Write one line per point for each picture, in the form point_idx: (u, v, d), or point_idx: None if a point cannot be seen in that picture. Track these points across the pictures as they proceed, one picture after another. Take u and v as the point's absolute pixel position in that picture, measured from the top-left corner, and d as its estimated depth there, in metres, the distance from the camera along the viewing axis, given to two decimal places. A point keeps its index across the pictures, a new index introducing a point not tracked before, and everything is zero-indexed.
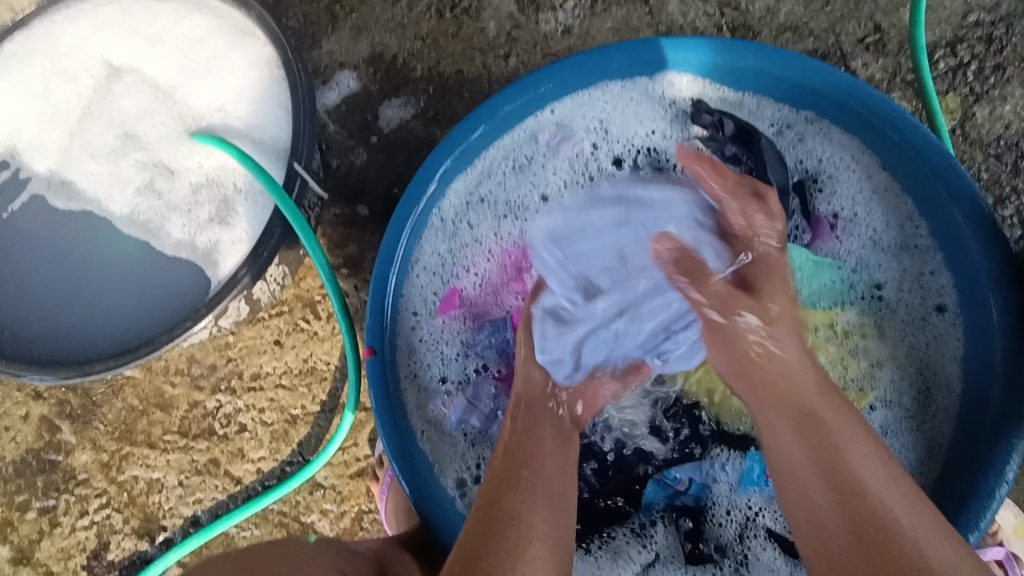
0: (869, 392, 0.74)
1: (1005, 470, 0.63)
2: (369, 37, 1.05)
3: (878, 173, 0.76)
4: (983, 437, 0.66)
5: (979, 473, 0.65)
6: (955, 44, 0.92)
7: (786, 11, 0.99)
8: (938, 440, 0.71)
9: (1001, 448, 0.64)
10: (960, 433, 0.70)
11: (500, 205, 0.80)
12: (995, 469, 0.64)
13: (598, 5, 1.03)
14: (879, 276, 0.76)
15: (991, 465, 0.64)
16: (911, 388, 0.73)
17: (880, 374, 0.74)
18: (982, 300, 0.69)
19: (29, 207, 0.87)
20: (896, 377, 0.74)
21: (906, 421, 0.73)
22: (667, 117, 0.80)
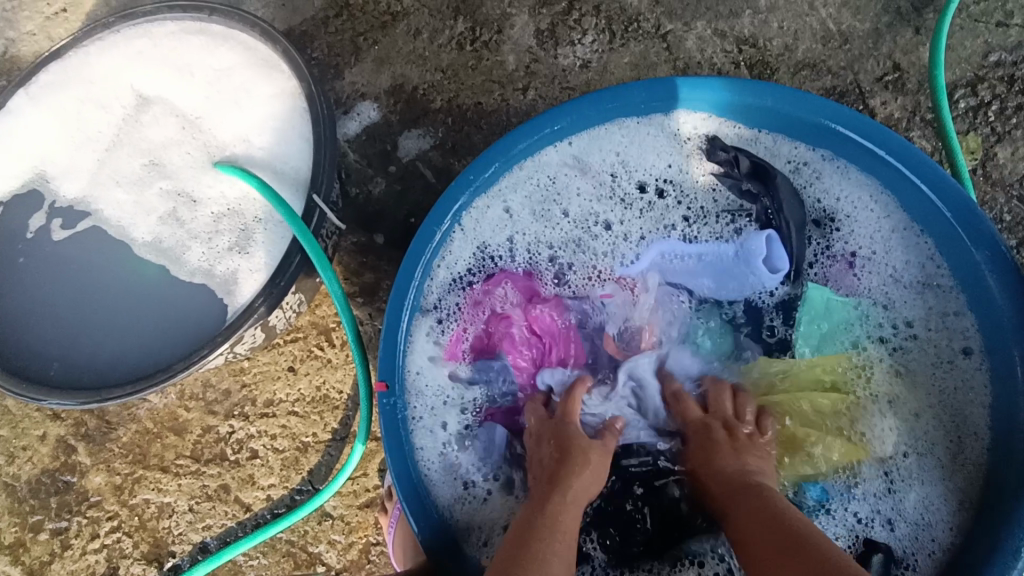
0: (898, 441, 0.71)
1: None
2: (391, 69, 1.08)
3: (897, 212, 0.75)
4: (1010, 489, 0.64)
5: (1005, 528, 0.62)
6: (975, 84, 0.91)
7: (804, 48, 0.99)
8: (961, 491, 0.69)
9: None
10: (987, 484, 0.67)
11: (515, 238, 0.80)
12: (1020, 524, 0.61)
13: (616, 40, 1.04)
14: (906, 313, 0.74)
15: (1017, 521, 0.61)
16: (945, 437, 0.71)
17: (916, 423, 0.71)
18: (1005, 346, 0.67)
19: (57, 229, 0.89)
20: (931, 428, 0.71)
21: (937, 471, 0.70)
22: (683, 152, 0.80)
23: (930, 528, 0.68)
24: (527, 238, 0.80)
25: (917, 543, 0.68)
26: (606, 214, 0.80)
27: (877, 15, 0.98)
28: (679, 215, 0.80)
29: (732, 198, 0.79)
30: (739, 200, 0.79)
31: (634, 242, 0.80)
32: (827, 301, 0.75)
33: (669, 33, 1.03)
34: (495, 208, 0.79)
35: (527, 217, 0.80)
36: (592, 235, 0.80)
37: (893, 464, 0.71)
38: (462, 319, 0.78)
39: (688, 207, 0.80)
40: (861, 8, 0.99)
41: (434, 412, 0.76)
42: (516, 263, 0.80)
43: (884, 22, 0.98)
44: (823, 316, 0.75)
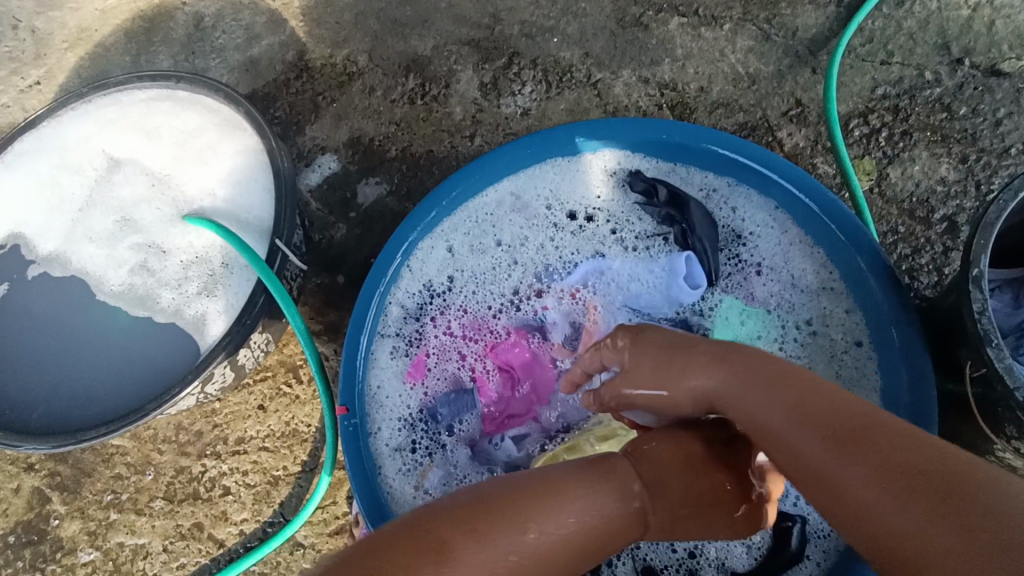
0: None
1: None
2: (348, 124, 1.21)
3: (793, 228, 0.81)
4: None
5: None
6: (866, 114, 1.04)
7: (718, 89, 1.11)
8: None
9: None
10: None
11: (458, 270, 0.84)
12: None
13: (551, 91, 1.17)
14: (804, 314, 0.80)
15: None
16: None
17: None
18: (884, 327, 0.74)
19: (34, 286, 0.95)
20: None
21: None
22: (609, 183, 0.86)
23: None
24: (472, 269, 0.85)
25: None
26: (543, 245, 0.85)
27: (778, 59, 1.11)
28: (613, 237, 0.85)
29: (653, 225, 0.85)
30: (659, 226, 0.85)
31: (568, 261, 0.84)
32: (741, 311, 0.80)
33: (599, 82, 1.15)
34: (439, 246, 0.85)
35: (472, 251, 0.85)
36: (532, 262, 0.85)
37: None
38: (417, 347, 0.82)
39: (618, 228, 0.85)
40: (764, 54, 1.12)
41: (394, 435, 0.78)
42: (461, 294, 0.84)
43: (785, 64, 1.10)
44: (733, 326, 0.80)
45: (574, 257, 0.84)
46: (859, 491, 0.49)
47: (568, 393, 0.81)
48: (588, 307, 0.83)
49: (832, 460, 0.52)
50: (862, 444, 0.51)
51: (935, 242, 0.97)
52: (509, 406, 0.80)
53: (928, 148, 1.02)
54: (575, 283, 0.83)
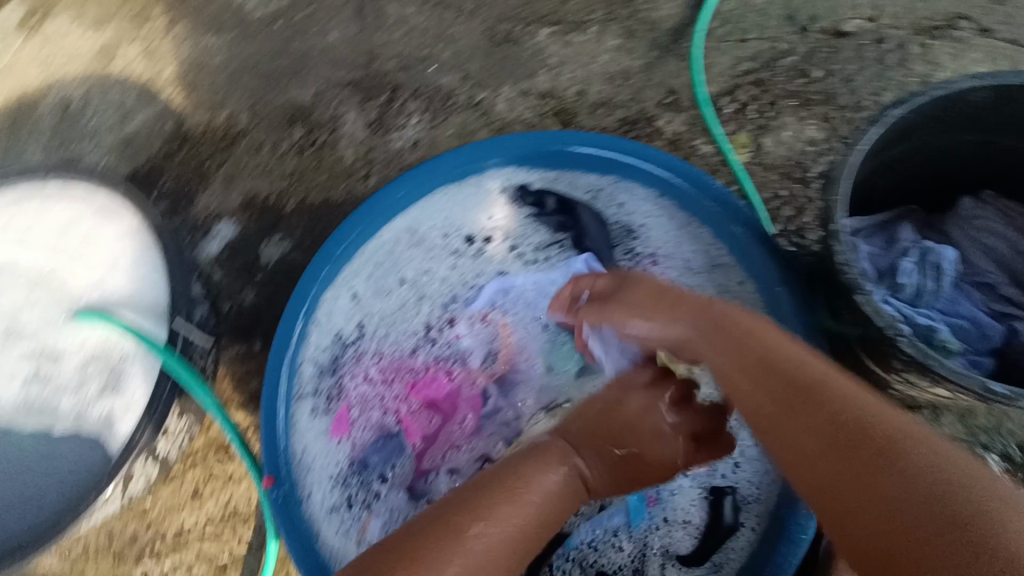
0: None
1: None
2: (241, 185, 1.18)
3: (677, 213, 0.84)
4: None
5: None
6: (733, 92, 1.10)
7: (595, 90, 1.15)
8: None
9: None
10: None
11: (366, 317, 0.84)
12: None
13: (437, 118, 1.17)
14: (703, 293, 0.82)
15: None
16: None
17: None
18: (770, 290, 0.78)
19: None
20: None
21: None
22: (501, 201, 0.87)
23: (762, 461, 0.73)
24: (381, 312, 0.84)
25: (757, 480, 0.73)
26: (446, 275, 0.86)
27: (646, 52, 1.15)
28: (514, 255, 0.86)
29: (548, 234, 0.87)
30: (554, 234, 0.87)
31: (473, 287, 0.85)
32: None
33: (482, 102, 1.17)
34: (344, 294, 0.83)
35: (377, 294, 0.84)
36: (438, 294, 0.85)
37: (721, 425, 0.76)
38: (337, 402, 0.81)
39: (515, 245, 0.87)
40: (633, 49, 1.16)
41: (326, 496, 0.76)
42: (372, 340, 0.83)
43: (653, 56, 1.15)
44: None
45: (478, 281, 0.86)
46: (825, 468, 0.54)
47: (492, 416, 0.82)
48: (503, 327, 0.83)
49: (818, 450, 0.56)
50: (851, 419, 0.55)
51: (816, 200, 1.03)
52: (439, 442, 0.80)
53: (794, 114, 1.08)
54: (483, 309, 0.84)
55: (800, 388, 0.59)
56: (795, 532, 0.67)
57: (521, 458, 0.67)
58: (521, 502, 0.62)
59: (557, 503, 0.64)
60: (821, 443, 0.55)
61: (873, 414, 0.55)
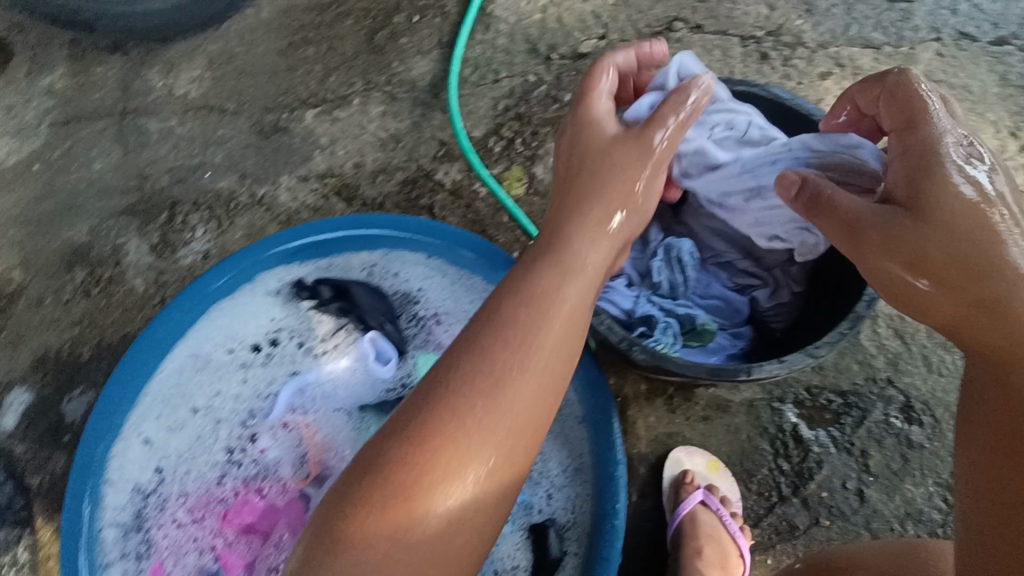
0: None
1: (616, 451, 0.73)
2: (29, 345, 1.11)
3: (450, 269, 0.86)
4: (593, 433, 0.76)
5: (602, 463, 0.74)
6: (498, 130, 1.16)
7: (371, 159, 1.17)
8: (580, 452, 0.77)
9: (605, 434, 0.74)
10: (592, 445, 0.75)
11: (164, 458, 0.80)
12: (611, 454, 0.73)
13: (223, 224, 1.16)
14: None
15: (608, 451, 0.73)
16: None
17: None
18: None
19: None
20: None
21: (559, 439, 0.78)
22: (280, 302, 0.86)
23: (570, 486, 0.76)
24: (180, 449, 0.80)
25: (569, 506, 0.76)
26: (238, 389, 0.83)
27: (410, 112, 1.19)
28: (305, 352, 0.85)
29: (332, 321, 0.86)
30: (338, 319, 0.86)
31: (269, 395, 0.83)
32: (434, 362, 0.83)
33: (264, 197, 1.16)
34: (134, 443, 0.79)
35: (171, 431, 0.81)
36: (236, 412, 0.82)
37: (528, 463, 0.79)
38: (148, 557, 0.76)
39: (304, 340, 0.85)
40: (398, 112, 1.19)
41: None
42: (175, 481, 0.79)
43: (417, 114, 1.19)
44: None
45: (271, 386, 0.83)
46: (977, 373, 0.55)
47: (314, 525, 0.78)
48: (308, 426, 0.82)
49: (968, 342, 0.55)
50: (1003, 317, 0.52)
51: None
52: (262, 566, 0.76)
53: (556, 138, 1.15)
54: (285, 413, 0.82)
55: (969, 235, 0.52)
56: (606, 549, 0.70)
57: (431, 434, 0.51)
58: (449, 479, 0.50)
59: (490, 425, 0.52)
60: (982, 306, 0.52)
61: None
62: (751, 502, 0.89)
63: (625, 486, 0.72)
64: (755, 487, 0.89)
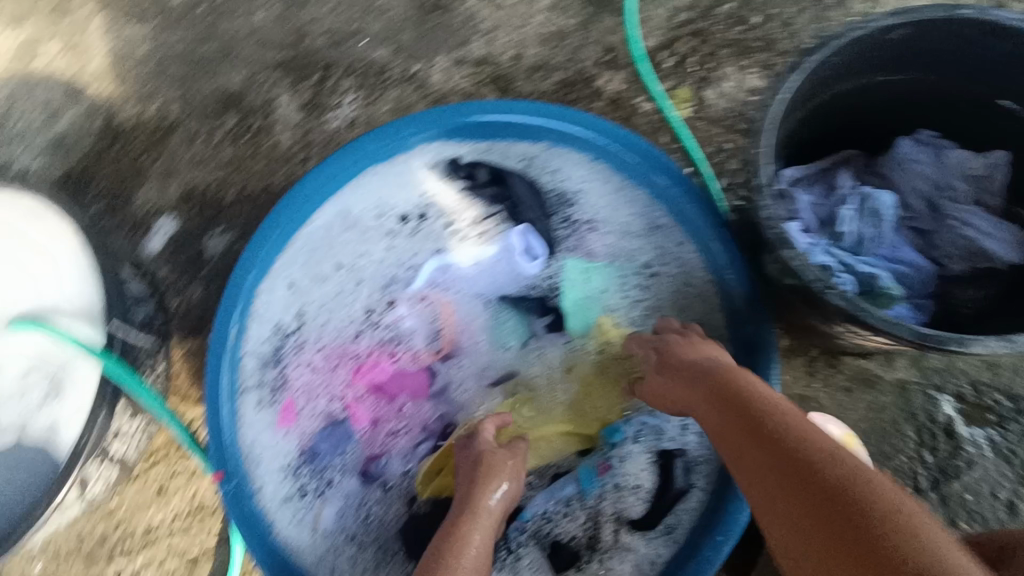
0: None
1: (772, 394, 0.71)
2: (178, 179, 1.16)
3: (612, 175, 0.82)
4: (747, 372, 0.74)
5: None
6: (671, 45, 1.07)
7: (531, 53, 1.12)
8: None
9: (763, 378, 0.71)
10: None
11: (304, 305, 0.82)
12: None
13: (372, 95, 1.14)
14: (641, 258, 0.81)
15: None
16: None
17: None
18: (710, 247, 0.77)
19: None
20: None
21: None
22: (433, 176, 0.84)
23: None
24: (321, 299, 0.83)
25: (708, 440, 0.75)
26: (382, 254, 0.84)
27: (581, 9, 1.12)
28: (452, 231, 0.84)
29: (484, 206, 0.85)
30: (490, 205, 0.85)
31: (411, 265, 0.83)
32: (583, 269, 0.81)
33: (416, 74, 1.14)
34: (279, 286, 0.82)
35: (314, 280, 0.83)
36: (378, 275, 0.83)
37: None
38: (282, 393, 0.80)
39: (451, 218, 0.84)
40: (566, 8, 1.12)
41: (275, 488, 0.77)
42: (313, 328, 0.82)
43: (588, 13, 1.11)
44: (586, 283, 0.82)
45: (415, 258, 0.83)
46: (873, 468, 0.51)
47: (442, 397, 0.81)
48: (444, 304, 0.83)
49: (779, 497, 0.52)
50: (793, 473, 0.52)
51: None
52: (388, 424, 0.80)
53: (734, 63, 1.06)
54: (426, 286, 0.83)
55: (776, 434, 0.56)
56: None
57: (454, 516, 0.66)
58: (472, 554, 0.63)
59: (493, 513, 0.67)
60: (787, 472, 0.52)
61: (776, 402, 0.59)
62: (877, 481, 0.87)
63: None
64: (889, 472, 0.85)
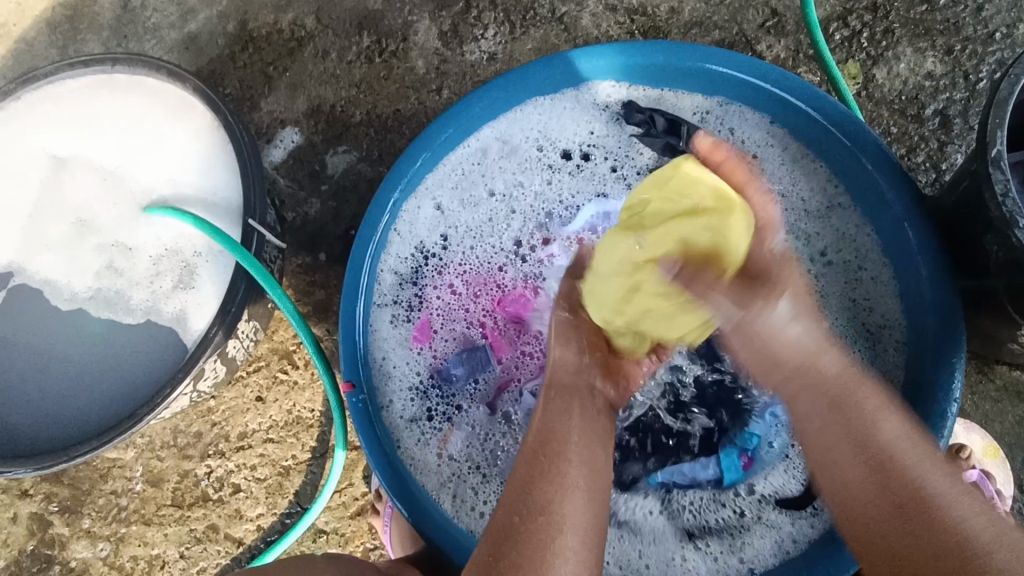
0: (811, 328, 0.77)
1: (952, 388, 0.66)
2: (306, 93, 1.11)
3: (793, 143, 0.80)
4: (929, 359, 0.70)
5: (930, 394, 0.68)
6: (845, 17, 0.99)
7: (689, 8, 1.06)
8: (887, 376, 0.74)
9: (944, 367, 0.67)
10: (924, 373, 0.70)
11: (453, 228, 0.82)
12: (943, 391, 0.67)
13: (516, 30, 1.09)
14: (819, 244, 0.79)
15: (940, 386, 0.67)
16: (855, 326, 0.76)
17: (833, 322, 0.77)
18: (901, 233, 0.73)
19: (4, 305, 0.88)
20: (841, 323, 0.77)
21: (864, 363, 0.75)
22: (603, 118, 0.83)
23: None
24: (476, 226, 0.82)
25: None
26: (539, 190, 0.83)
27: None
28: (614, 176, 0.83)
29: (654, 156, 0.82)
30: (661, 156, 0.82)
31: (567, 203, 0.83)
32: None
33: (565, 15, 1.08)
34: (427, 205, 0.82)
35: (465, 206, 0.83)
36: (532, 210, 0.83)
37: None
38: (419, 312, 0.80)
39: (616, 163, 0.83)
40: None
41: (400, 403, 0.77)
42: (457, 254, 0.82)
43: None
44: None
45: (575, 200, 0.83)
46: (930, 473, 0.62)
47: None
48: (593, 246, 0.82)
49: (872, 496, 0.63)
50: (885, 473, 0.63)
51: (929, 139, 0.95)
52: (523, 361, 0.80)
53: (912, 43, 0.98)
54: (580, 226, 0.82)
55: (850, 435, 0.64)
56: None
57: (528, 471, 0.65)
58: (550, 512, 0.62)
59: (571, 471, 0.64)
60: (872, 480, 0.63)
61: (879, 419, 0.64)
62: (1014, 500, 0.83)
63: (954, 424, 0.66)
64: None
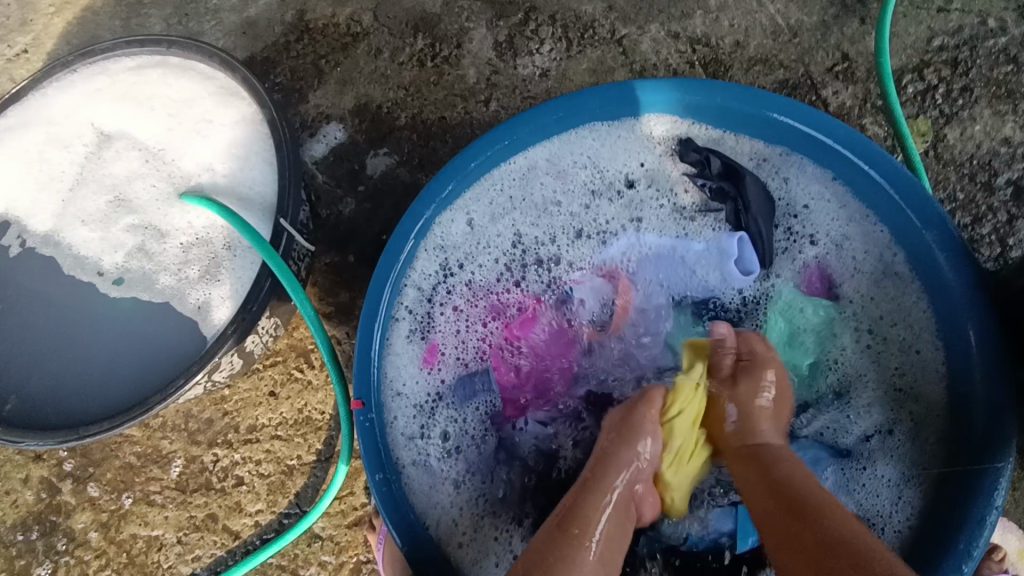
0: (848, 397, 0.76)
1: (993, 495, 0.63)
2: (354, 90, 1.09)
3: (853, 202, 0.77)
4: (969, 463, 0.66)
5: (969, 498, 0.65)
6: (921, 69, 0.93)
7: (755, 44, 1.02)
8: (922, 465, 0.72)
9: (988, 472, 0.64)
10: (964, 473, 0.66)
11: (483, 246, 0.81)
12: (985, 494, 0.64)
13: (573, 48, 1.06)
14: (876, 312, 0.76)
15: (979, 490, 0.64)
16: (893, 400, 0.74)
17: (863, 396, 0.75)
18: (959, 325, 0.69)
19: (40, 272, 0.90)
20: (873, 405, 0.75)
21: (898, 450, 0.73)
22: (656, 152, 0.81)
23: (898, 487, 0.71)
24: (507, 246, 0.81)
25: (886, 508, 0.71)
26: (577, 213, 0.82)
27: (823, 8, 1.01)
28: (659, 211, 0.81)
29: (702, 198, 0.81)
30: (710, 200, 0.81)
31: (604, 235, 0.81)
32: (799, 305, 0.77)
33: (624, 38, 1.04)
34: (460, 219, 0.80)
35: (497, 225, 0.81)
36: (564, 237, 0.81)
37: (858, 451, 0.74)
38: (429, 334, 0.79)
39: (664, 200, 0.82)
40: (808, 2, 1.01)
41: (405, 421, 0.76)
42: (482, 275, 0.81)
43: (830, 15, 1.00)
44: (794, 314, 0.77)
45: (611, 227, 0.81)
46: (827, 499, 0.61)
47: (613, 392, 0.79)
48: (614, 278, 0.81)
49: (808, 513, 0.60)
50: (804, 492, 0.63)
51: (997, 210, 0.89)
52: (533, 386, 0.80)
53: (990, 105, 0.92)
54: (617, 255, 0.81)
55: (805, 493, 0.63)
56: None
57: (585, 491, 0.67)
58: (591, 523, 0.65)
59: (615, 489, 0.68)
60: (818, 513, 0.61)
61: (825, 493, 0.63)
62: None
63: (989, 532, 0.63)
64: None
